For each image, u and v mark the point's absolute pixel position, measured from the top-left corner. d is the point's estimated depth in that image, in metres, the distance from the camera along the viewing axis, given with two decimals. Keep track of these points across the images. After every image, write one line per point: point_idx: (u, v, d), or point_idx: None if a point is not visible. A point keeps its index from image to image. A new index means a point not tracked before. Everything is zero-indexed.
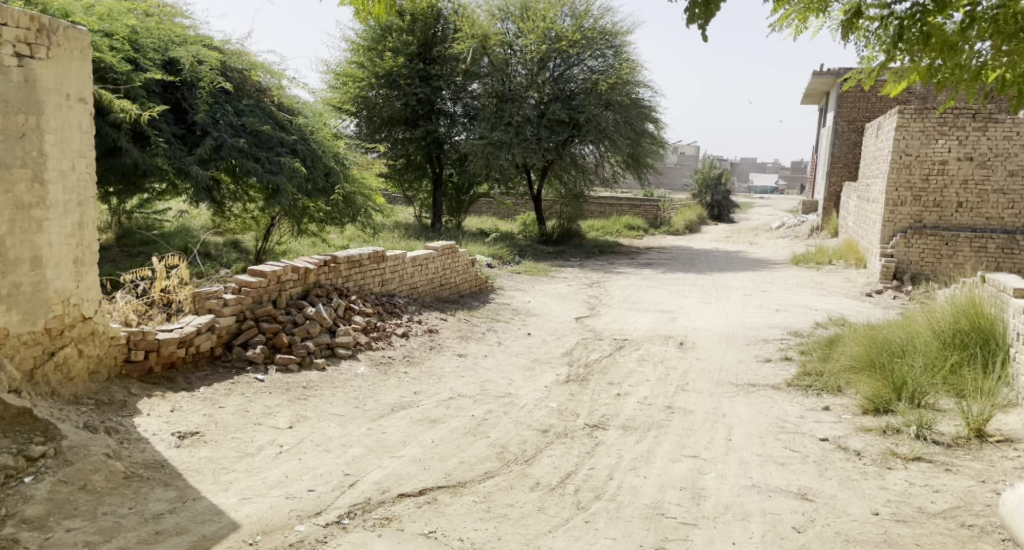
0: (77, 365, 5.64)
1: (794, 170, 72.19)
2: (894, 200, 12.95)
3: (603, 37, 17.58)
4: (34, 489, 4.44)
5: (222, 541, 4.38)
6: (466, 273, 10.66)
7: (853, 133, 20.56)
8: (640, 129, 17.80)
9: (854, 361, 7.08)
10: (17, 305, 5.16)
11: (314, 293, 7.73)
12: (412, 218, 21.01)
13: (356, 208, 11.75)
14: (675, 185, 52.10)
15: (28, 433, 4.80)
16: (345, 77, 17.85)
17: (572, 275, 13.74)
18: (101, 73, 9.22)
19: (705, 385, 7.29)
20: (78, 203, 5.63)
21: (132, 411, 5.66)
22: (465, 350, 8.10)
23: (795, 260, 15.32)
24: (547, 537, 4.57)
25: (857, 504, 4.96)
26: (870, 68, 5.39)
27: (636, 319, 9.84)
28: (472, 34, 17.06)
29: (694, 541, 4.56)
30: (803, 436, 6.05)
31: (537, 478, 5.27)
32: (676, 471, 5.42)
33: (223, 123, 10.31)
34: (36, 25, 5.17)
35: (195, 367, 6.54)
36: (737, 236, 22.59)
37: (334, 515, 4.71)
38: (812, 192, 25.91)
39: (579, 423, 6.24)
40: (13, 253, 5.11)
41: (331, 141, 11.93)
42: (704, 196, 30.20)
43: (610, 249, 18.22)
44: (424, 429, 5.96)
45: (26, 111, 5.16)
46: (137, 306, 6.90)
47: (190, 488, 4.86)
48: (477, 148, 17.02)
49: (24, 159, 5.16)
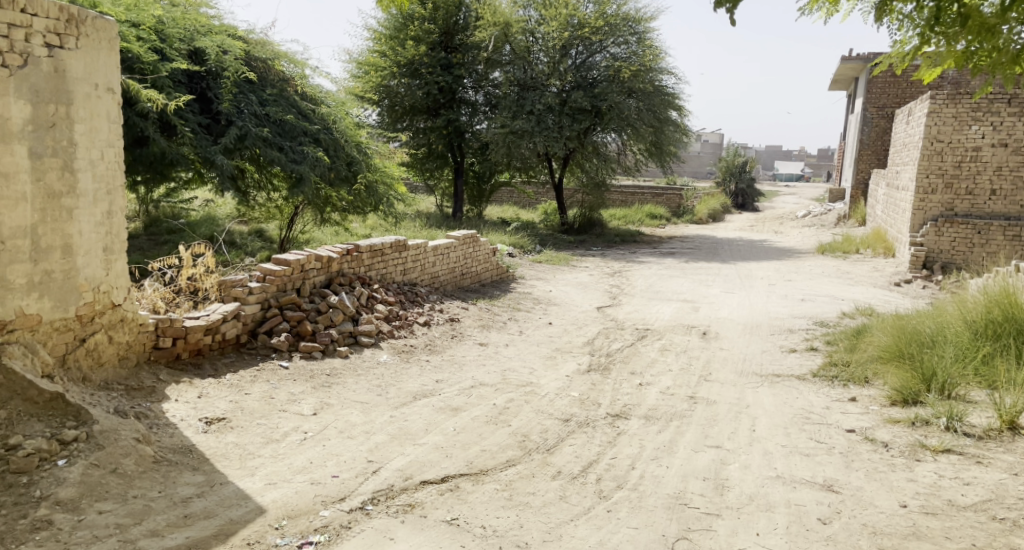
0: (106, 351, 5.76)
1: (820, 158, 71.56)
2: (925, 187, 12.70)
3: (626, 24, 17.35)
4: (67, 472, 4.54)
5: (249, 525, 4.45)
6: (487, 262, 10.66)
7: (882, 120, 20.17)
8: (662, 118, 17.61)
9: (882, 351, 6.96)
10: (49, 292, 5.26)
11: (336, 282, 7.77)
12: (433, 207, 21.09)
13: (377, 196, 11.78)
14: (699, 173, 52.33)
15: (60, 418, 4.89)
16: (367, 66, 17.88)
17: (594, 264, 13.68)
18: (127, 63, 9.32)
19: (728, 375, 7.23)
20: (107, 191, 5.73)
21: (161, 397, 5.77)
22: (486, 339, 8.10)
23: (822, 248, 15.08)
24: (569, 526, 4.58)
25: (884, 496, 4.90)
26: (902, 53, 5.29)
27: (659, 309, 9.79)
28: (494, 21, 16.92)
29: (717, 531, 4.54)
30: (829, 427, 5.98)
31: (558, 467, 5.28)
32: (699, 462, 5.39)
33: (248, 113, 10.37)
34: (65, 16, 5.25)
35: (221, 354, 6.63)
36: (763, 225, 22.32)
37: (358, 501, 4.76)
38: (840, 179, 25.36)
39: (601, 413, 6.22)
40: (45, 241, 5.21)
41: (354, 131, 11.97)
42: (728, 184, 29.83)
43: (632, 238, 18.14)
44: (447, 417, 5.99)
45: (57, 100, 5.24)
46: (164, 294, 6.98)
47: (218, 472, 4.95)
48: (498, 137, 16.94)
49: (55, 149, 5.24)
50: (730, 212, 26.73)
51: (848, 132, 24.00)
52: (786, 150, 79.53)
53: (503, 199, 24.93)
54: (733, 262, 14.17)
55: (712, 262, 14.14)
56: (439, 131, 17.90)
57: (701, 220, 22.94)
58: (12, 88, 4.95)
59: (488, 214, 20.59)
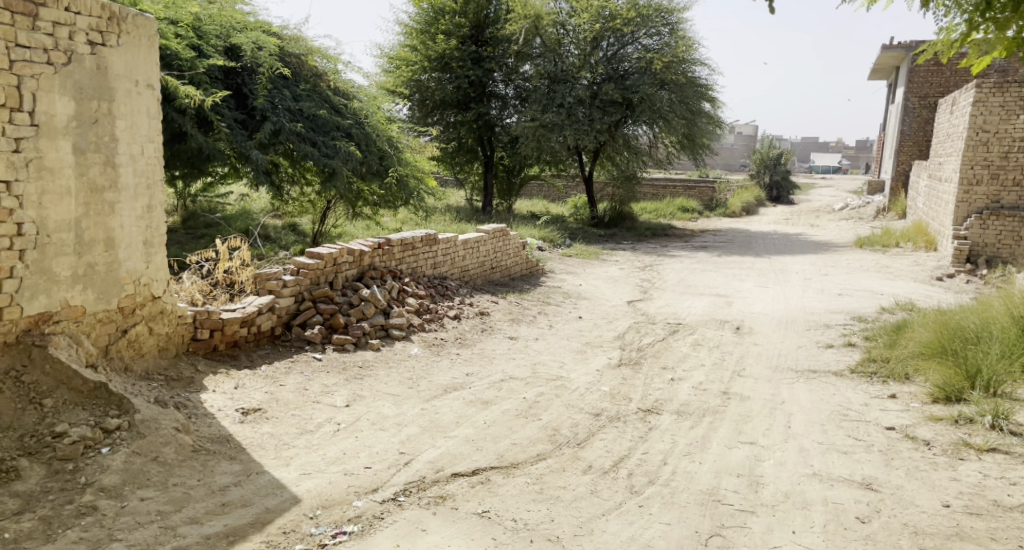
0: (147, 342, 5.90)
1: (860, 149, 70.09)
2: (970, 179, 12.34)
3: (658, 15, 17.14)
4: (111, 459, 4.66)
5: (285, 514, 4.52)
6: (517, 256, 10.67)
7: (924, 109, 19.66)
8: (694, 109, 17.43)
9: (924, 347, 6.78)
10: (93, 284, 5.41)
11: (368, 275, 7.83)
12: (463, 201, 21.14)
13: (408, 190, 11.83)
14: (733, 165, 51.70)
15: (104, 407, 5.03)
16: (398, 61, 17.92)
17: (624, 258, 13.59)
18: (166, 60, 9.47)
19: (762, 370, 7.13)
20: (147, 186, 5.85)
21: (199, 387, 5.90)
22: (516, 333, 8.11)
23: (860, 242, 14.73)
24: (600, 520, 4.56)
25: (926, 495, 4.79)
26: (948, 41, 5.12)
27: (691, 303, 9.68)
28: (524, 14, 16.80)
29: (752, 528, 4.48)
30: (867, 424, 5.86)
31: (589, 461, 5.26)
32: (732, 458, 5.32)
33: (282, 108, 10.52)
34: (107, 14, 5.36)
35: (256, 346, 6.75)
36: (800, 218, 21.93)
37: (390, 492, 4.81)
38: (879, 172, 24.80)
39: (632, 408, 6.18)
40: (89, 235, 5.34)
41: (385, 125, 12.04)
42: (763, 177, 29.36)
43: (663, 232, 17.99)
44: (477, 410, 6.01)
45: (99, 97, 5.36)
46: (202, 287, 7.09)
47: (254, 462, 5.05)
48: (528, 130, 16.91)
49: (98, 145, 5.37)
50: (764, 205, 26.34)
51: (888, 122, 23.45)
52: (825, 141, 78.00)
53: (533, 193, 24.91)
54: (767, 256, 13.93)
55: (746, 256, 13.93)
56: (470, 125, 17.94)
57: (734, 212, 22.65)
58: (57, 85, 5.07)
59: (518, 207, 20.56)
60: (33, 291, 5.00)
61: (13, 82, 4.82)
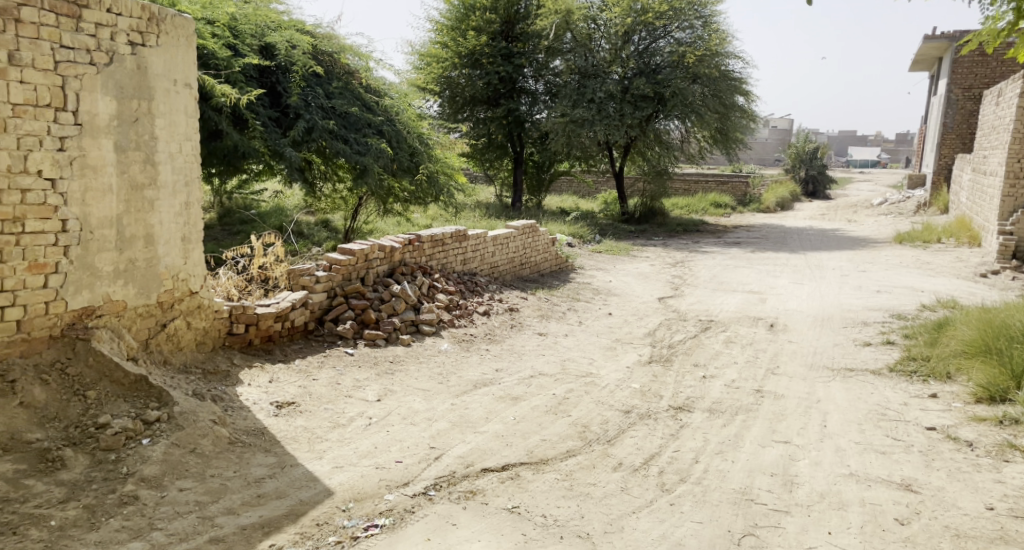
0: (185, 336, 6.03)
1: (901, 142, 68.59)
2: (1016, 173, 11.98)
3: (691, 8, 16.91)
4: (151, 451, 4.76)
5: (318, 506, 4.58)
6: (546, 252, 10.65)
7: (968, 101, 19.22)
8: (728, 104, 17.19)
9: (967, 345, 6.60)
10: (134, 279, 5.54)
11: (399, 271, 7.88)
12: (493, 197, 21.13)
13: (438, 187, 11.89)
14: (766, 160, 50.99)
15: (144, 399, 5.15)
16: (429, 58, 17.95)
17: (655, 254, 13.47)
18: (203, 59, 9.62)
19: (797, 368, 7.01)
20: (185, 183, 5.96)
21: (235, 380, 6.00)
22: (545, 329, 8.09)
23: (900, 238, 14.39)
24: (630, 518, 4.54)
25: (968, 498, 4.67)
26: (994, 30, 4.98)
27: (723, 300, 9.56)
28: (555, 9, 16.75)
29: (786, 529, 4.42)
30: (907, 424, 5.73)
31: (619, 458, 5.23)
32: (766, 457, 5.24)
33: (315, 106, 10.63)
34: (146, 15, 5.46)
35: (290, 341, 6.85)
36: (837, 213, 21.52)
37: (421, 486, 4.84)
38: (920, 166, 24.21)
39: (663, 405, 6.12)
40: (130, 231, 5.46)
41: (416, 122, 12.11)
42: (799, 171, 28.85)
43: (695, 227, 17.82)
44: (506, 406, 6.01)
45: (139, 96, 5.47)
46: (237, 282, 7.21)
47: (288, 454, 5.12)
48: (558, 126, 16.86)
49: (138, 143, 5.49)
50: (799, 200, 25.90)
51: (929, 115, 22.89)
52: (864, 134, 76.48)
53: (562, 189, 24.85)
54: (802, 252, 13.69)
55: (781, 252, 13.70)
56: (499, 121, 17.98)
57: (769, 208, 22.32)
58: (99, 85, 5.19)
59: (547, 204, 20.53)
60: (77, 286, 5.14)
61: (58, 82, 4.94)
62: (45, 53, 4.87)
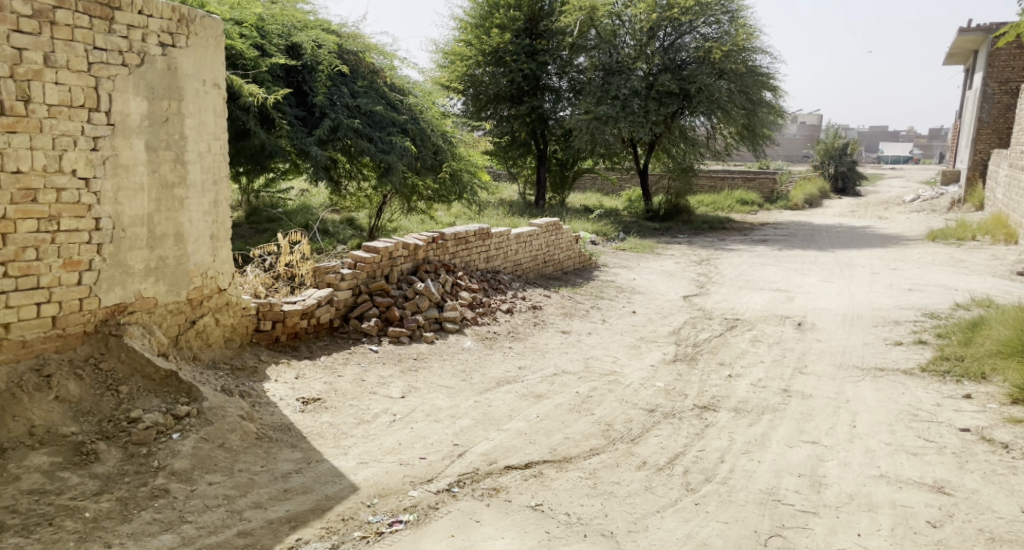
0: (213, 332, 6.11)
1: (935, 137, 67.27)
2: None
3: (718, 3, 16.73)
4: (181, 445, 4.84)
5: (344, 501, 4.62)
6: (570, 249, 10.61)
7: (1006, 95, 18.94)
8: (755, 99, 16.98)
9: (1002, 346, 6.45)
10: (164, 276, 5.62)
11: (423, 269, 7.92)
12: (517, 195, 21.09)
13: (462, 185, 11.93)
14: (794, 156, 50.33)
15: (175, 395, 5.23)
16: (453, 56, 17.98)
17: (680, 252, 13.36)
18: (231, 59, 9.74)
19: (826, 368, 6.90)
20: (214, 181, 6.04)
21: (262, 377, 6.06)
22: (568, 327, 8.07)
23: (932, 235, 14.11)
24: (654, 517, 4.51)
25: (1004, 500, 4.57)
26: None
27: (749, 298, 9.45)
28: (580, 6, 16.72)
29: (814, 530, 4.35)
30: (939, 425, 5.61)
31: (643, 457, 5.20)
32: (794, 458, 5.17)
33: (340, 105, 10.70)
34: (177, 16, 5.53)
35: (316, 337, 6.92)
36: (868, 210, 21.15)
37: (444, 482, 4.85)
38: (954, 161, 23.71)
39: (688, 404, 6.07)
40: (160, 229, 5.55)
41: (440, 120, 12.15)
42: (828, 167, 28.41)
43: (721, 225, 17.65)
44: (529, 404, 6.00)
45: (169, 96, 5.55)
46: (264, 280, 7.29)
47: (314, 450, 5.17)
48: (582, 123, 16.80)
49: (168, 142, 5.57)
50: (829, 197, 25.53)
51: (965, 109, 22.38)
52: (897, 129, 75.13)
53: (586, 186, 24.75)
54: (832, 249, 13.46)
55: (810, 250, 13.49)
56: (523, 119, 17.95)
57: (797, 205, 22.02)
58: (131, 86, 5.27)
59: (571, 201, 20.47)
60: (110, 283, 5.23)
61: (91, 83, 5.03)
62: (79, 55, 4.96)
